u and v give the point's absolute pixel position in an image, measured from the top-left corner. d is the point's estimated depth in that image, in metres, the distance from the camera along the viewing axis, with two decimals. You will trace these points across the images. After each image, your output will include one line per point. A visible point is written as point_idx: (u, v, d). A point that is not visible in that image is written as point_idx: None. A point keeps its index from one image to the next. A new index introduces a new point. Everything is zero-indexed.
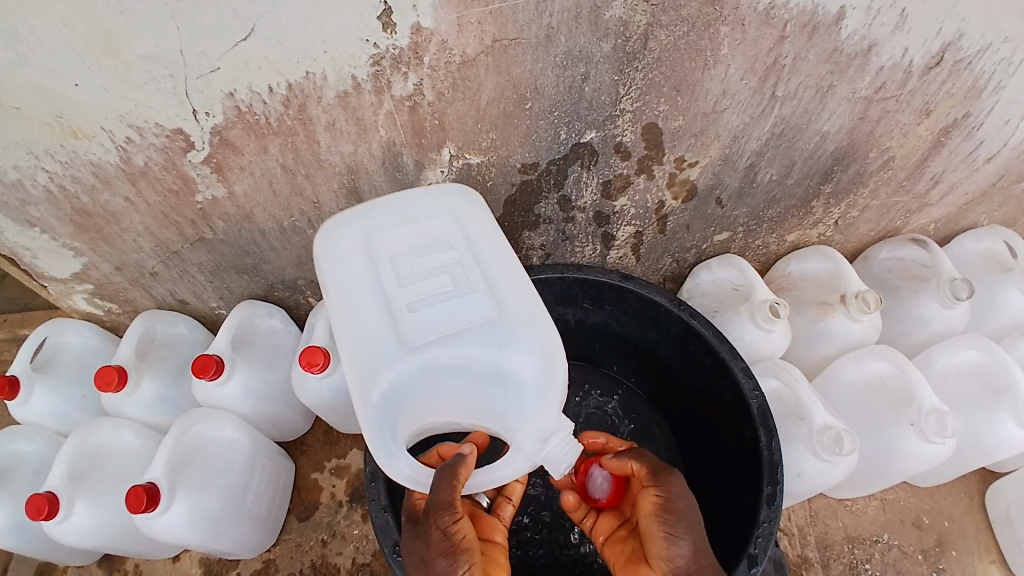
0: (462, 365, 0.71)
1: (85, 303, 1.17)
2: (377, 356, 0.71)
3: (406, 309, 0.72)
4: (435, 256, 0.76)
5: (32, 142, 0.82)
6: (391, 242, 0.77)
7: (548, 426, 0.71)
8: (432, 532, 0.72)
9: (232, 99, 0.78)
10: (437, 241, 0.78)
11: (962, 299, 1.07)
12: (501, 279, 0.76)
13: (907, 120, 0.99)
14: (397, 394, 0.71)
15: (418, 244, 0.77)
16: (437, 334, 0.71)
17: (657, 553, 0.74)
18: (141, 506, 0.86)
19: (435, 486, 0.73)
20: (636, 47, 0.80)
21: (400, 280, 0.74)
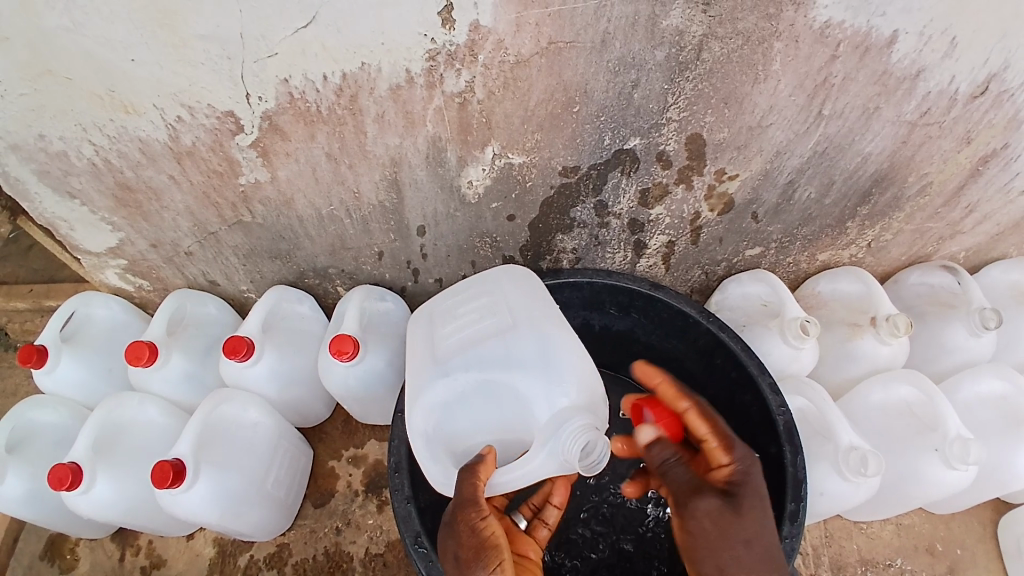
0: (484, 380, 0.78)
1: (117, 278, 1.19)
2: (416, 382, 0.81)
3: (437, 341, 0.82)
4: (468, 298, 0.86)
5: (83, 114, 0.83)
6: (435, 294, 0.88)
7: (561, 417, 0.75)
8: (461, 527, 0.72)
9: (286, 85, 0.79)
10: (478, 292, 0.86)
11: (990, 329, 1.06)
12: (522, 307, 0.83)
13: (949, 147, 0.98)
14: (433, 412, 0.80)
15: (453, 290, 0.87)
16: (459, 353, 0.79)
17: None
18: (166, 481, 0.86)
19: (459, 484, 0.75)
20: (689, 57, 0.80)
21: (436, 321, 0.85)
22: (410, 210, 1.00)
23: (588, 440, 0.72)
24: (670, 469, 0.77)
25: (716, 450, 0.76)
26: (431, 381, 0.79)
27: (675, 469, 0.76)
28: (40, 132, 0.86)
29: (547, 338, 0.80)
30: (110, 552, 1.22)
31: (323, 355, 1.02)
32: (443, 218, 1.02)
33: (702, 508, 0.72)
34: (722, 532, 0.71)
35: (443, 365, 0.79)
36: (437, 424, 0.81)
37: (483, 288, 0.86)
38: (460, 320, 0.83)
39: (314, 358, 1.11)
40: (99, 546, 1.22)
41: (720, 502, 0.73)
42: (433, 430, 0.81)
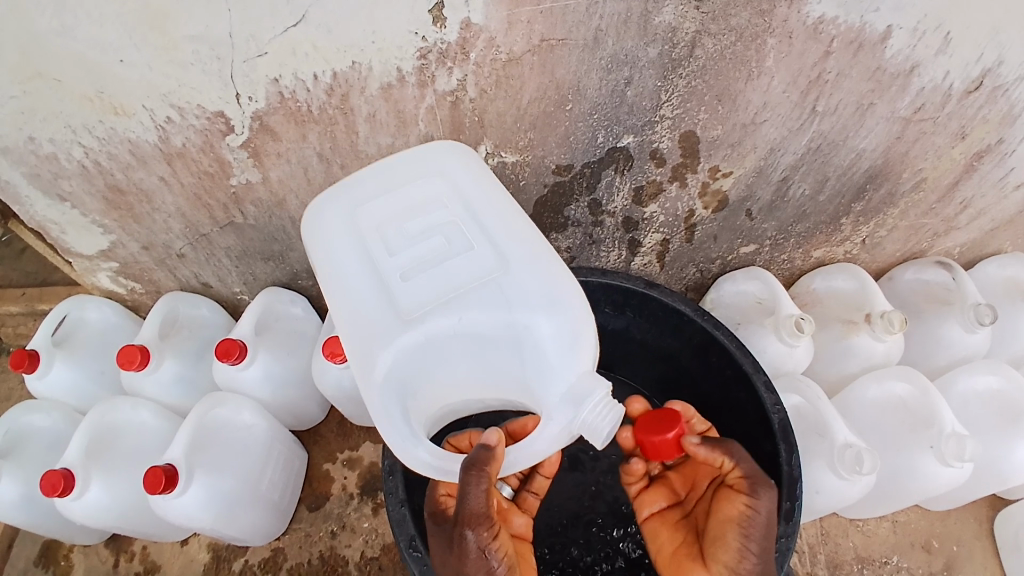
0: (463, 328, 0.66)
1: (108, 281, 1.18)
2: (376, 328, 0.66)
3: (399, 277, 0.68)
4: (420, 213, 0.72)
5: (72, 115, 0.83)
6: (375, 212, 0.72)
7: (577, 391, 0.67)
8: (466, 544, 0.70)
9: (276, 85, 0.78)
10: (428, 198, 0.73)
11: (986, 325, 1.06)
12: (497, 224, 0.71)
13: (942, 143, 0.98)
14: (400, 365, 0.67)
15: (401, 202, 0.72)
16: (436, 296, 0.66)
17: (724, 560, 0.74)
18: (159, 487, 0.86)
19: (466, 493, 0.69)
20: (682, 54, 0.80)
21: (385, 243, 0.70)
22: None
23: (612, 420, 0.66)
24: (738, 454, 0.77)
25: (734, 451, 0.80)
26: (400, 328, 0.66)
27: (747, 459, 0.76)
28: (29, 134, 0.85)
29: (543, 271, 0.69)
30: (104, 557, 1.21)
31: (317, 358, 1.01)
32: None
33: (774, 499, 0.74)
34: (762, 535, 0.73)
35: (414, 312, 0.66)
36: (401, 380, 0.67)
37: (442, 198, 0.73)
38: (419, 248, 0.69)
39: (308, 361, 1.10)
40: (94, 551, 1.22)
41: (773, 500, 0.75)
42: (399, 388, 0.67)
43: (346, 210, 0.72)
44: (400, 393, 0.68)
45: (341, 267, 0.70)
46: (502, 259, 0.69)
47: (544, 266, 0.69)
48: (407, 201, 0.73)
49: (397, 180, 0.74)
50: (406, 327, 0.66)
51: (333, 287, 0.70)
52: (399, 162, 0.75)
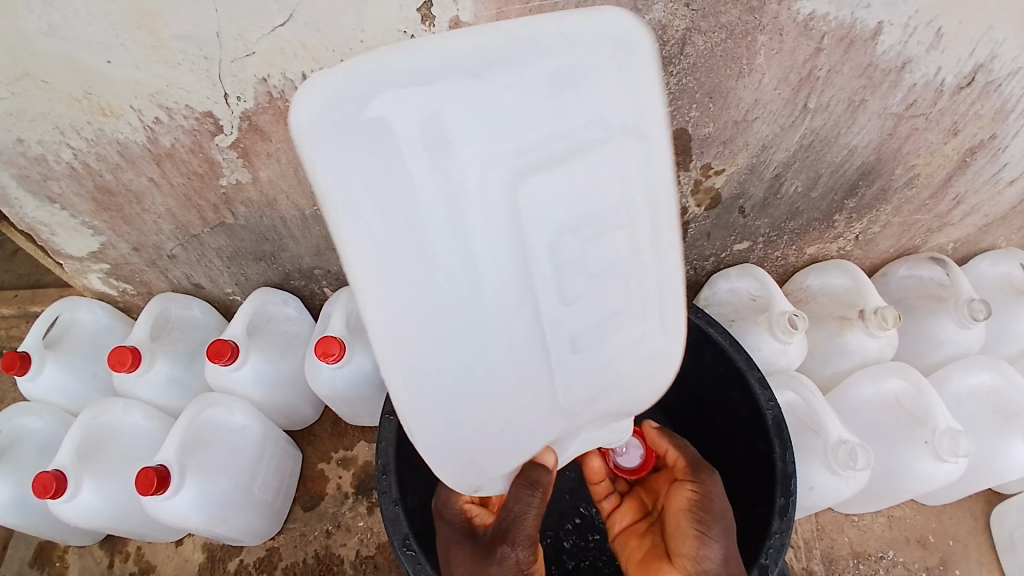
0: (548, 353, 0.59)
1: (100, 282, 1.17)
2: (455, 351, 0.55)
3: (533, 298, 0.55)
4: (588, 193, 0.53)
5: (60, 117, 0.82)
6: (544, 194, 0.51)
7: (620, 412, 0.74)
8: (507, 561, 0.75)
9: (265, 84, 0.78)
10: (552, 160, 0.51)
11: (979, 320, 1.06)
12: (661, 234, 0.59)
13: (935, 139, 0.98)
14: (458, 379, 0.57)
15: (567, 182, 0.52)
16: (586, 340, 0.60)
17: (685, 551, 0.76)
18: (151, 488, 0.85)
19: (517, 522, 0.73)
20: (672, 51, 0.80)
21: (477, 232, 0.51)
22: None
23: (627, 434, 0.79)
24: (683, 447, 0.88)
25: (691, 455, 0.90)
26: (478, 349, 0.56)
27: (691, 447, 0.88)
28: (17, 135, 0.84)
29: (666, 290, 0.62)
30: (99, 558, 1.21)
31: (310, 358, 1.01)
32: None
33: (716, 481, 0.82)
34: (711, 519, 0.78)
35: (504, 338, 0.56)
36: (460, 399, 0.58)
37: (616, 182, 0.54)
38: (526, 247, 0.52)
39: (301, 361, 1.10)
40: (88, 553, 1.21)
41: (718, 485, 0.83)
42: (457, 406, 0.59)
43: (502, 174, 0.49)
44: (462, 413, 0.59)
45: (474, 274, 0.52)
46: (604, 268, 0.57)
47: (646, 274, 0.60)
48: (579, 175, 0.52)
49: (567, 111, 0.50)
50: (545, 373, 0.60)
51: (400, 283, 0.51)
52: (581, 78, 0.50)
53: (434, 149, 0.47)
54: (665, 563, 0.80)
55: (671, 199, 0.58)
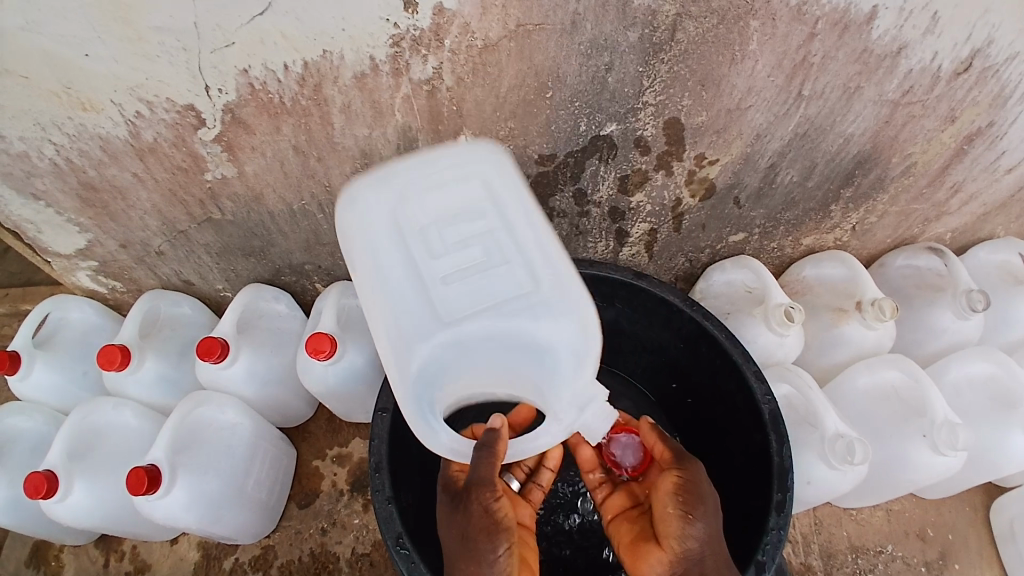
0: (440, 314, 0.66)
1: (89, 280, 1.16)
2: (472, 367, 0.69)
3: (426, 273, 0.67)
4: (462, 214, 0.69)
5: (40, 112, 0.80)
6: (419, 211, 0.69)
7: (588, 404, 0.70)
8: (471, 505, 0.77)
9: (246, 76, 0.76)
10: (459, 210, 0.70)
11: (978, 310, 1.05)
12: (507, 209, 0.70)
13: (932, 126, 0.96)
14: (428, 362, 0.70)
15: (462, 217, 0.69)
16: (472, 303, 0.66)
17: (671, 532, 0.77)
18: (142, 487, 0.84)
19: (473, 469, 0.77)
20: (663, 38, 0.78)
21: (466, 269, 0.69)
22: None
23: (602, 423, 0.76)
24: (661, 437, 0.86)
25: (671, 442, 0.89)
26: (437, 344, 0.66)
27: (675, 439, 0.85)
28: None
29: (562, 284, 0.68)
30: (93, 557, 1.20)
31: (301, 354, 0.99)
32: None
33: (701, 468, 0.82)
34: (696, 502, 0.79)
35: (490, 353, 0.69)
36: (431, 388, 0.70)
37: (480, 199, 0.70)
38: (438, 242, 0.68)
39: (292, 358, 1.09)
40: (83, 552, 1.20)
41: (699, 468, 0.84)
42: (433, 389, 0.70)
43: (395, 195, 0.69)
44: (426, 389, 0.69)
45: (386, 269, 0.68)
46: (533, 270, 0.68)
47: (555, 276, 0.68)
48: (451, 203, 0.70)
49: (461, 188, 0.70)
50: (440, 327, 0.66)
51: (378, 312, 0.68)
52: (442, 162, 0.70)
53: (389, 180, 0.70)
54: (654, 545, 0.80)
55: (535, 241, 0.68)
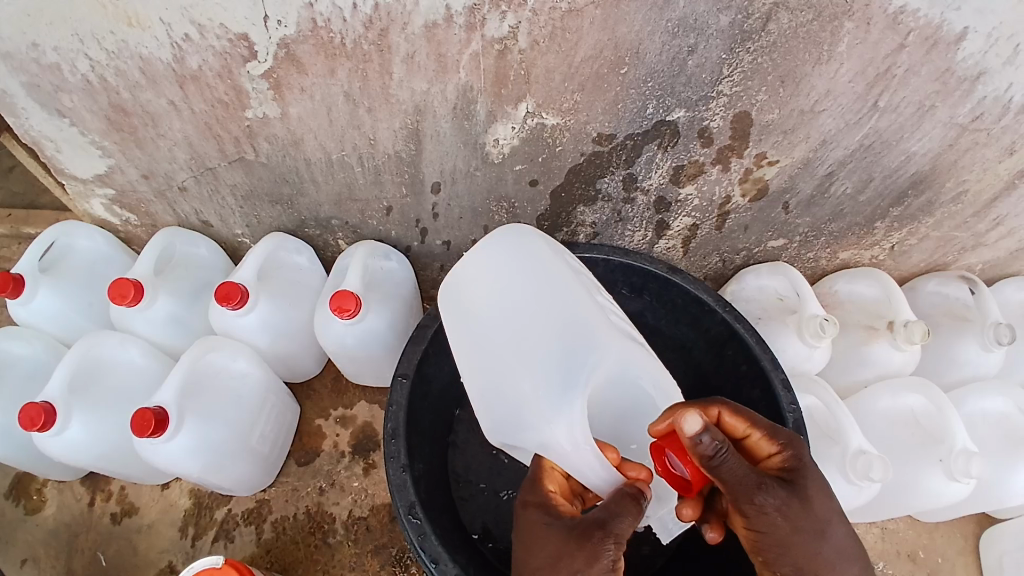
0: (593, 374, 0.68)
1: (101, 208, 1.11)
2: (473, 327, 0.73)
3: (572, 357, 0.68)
4: (502, 309, 0.71)
5: (80, 22, 0.75)
6: (482, 295, 0.73)
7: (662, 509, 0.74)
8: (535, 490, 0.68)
9: (310, 10, 0.71)
10: (485, 293, 0.73)
11: (1003, 345, 1.04)
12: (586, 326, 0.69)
13: (992, 156, 0.94)
14: (571, 387, 0.66)
15: (488, 298, 0.72)
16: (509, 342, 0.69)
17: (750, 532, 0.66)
18: (148, 430, 0.81)
19: (613, 515, 0.61)
20: (754, 26, 0.74)
21: (517, 321, 0.70)
22: (427, 164, 0.93)
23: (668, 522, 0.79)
24: (730, 468, 0.61)
25: (762, 442, 0.69)
26: (527, 407, 0.67)
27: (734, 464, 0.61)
28: (32, 39, 0.78)
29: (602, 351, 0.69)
30: (79, 495, 1.16)
31: (322, 309, 0.96)
32: (462, 176, 0.95)
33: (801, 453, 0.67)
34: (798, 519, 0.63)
35: (482, 326, 0.72)
36: (504, 425, 0.71)
37: (529, 272, 0.73)
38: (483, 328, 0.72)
39: (308, 313, 1.05)
40: (68, 489, 1.17)
41: (809, 466, 0.66)
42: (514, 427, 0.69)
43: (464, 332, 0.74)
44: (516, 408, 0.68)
45: (501, 373, 0.69)
46: (573, 328, 0.69)
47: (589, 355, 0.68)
48: (523, 284, 0.72)
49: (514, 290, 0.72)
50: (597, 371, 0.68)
51: (479, 377, 0.72)
52: (508, 261, 0.73)
53: (464, 310, 0.74)
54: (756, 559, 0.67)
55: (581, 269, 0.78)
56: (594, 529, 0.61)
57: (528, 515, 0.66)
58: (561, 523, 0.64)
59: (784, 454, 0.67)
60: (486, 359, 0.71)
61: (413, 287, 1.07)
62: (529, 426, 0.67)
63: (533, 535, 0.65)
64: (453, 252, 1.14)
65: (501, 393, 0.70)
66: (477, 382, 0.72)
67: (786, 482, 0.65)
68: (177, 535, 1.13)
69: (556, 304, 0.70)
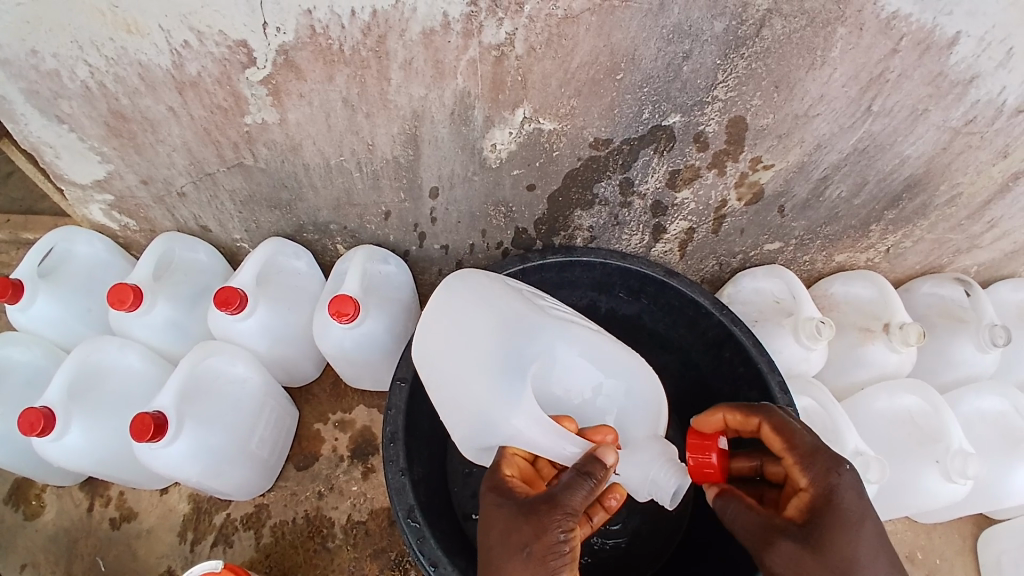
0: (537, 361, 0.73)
1: (100, 214, 1.11)
2: (423, 339, 0.76)
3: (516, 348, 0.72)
4: (445, 321, 0.75)
5: (79, 29, 0.75)
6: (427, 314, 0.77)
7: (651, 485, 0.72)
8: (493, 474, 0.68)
9: (308, 17, 0.71)
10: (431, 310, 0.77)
11: (998, 346, 1.04)
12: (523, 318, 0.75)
13: (985, 159, 0.95)
14: (521, 376, 0.71)
15: (434, 314, 0.76)
16: (456, 349, 0.73)
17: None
18: (147, 435, 0.81)
19: (565, 488, 0.61)
20: (748, 32, 0.75)
21: (462, 327, 0.74)
22: (425, 168, 0.94)
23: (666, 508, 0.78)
24: (739, 523, 0.67)
25: (797, 471, 0.66)
26: (483, 403, 0.71)
27: (742, 521, 0.67)
28: (32, 46, 0.78)
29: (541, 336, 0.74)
30: (78, 500, 1.16)
31: (320, 313, 0.96)
32: (459, 181, 0.96)
33: (834, 489, 0.63)
34: (811, 574, 0.60)
35: (434, 341, 0.75)
36: (472, 430, 0.74)
37: (469, 282, 0.77)
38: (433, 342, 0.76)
39: (306, 318, 1.05)
40: (67, 494, 1.17)
41: (835, 513, 0.62)
42: (478, 429, 0.72)
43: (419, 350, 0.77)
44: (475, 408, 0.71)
45: (455, 380, 0.73)
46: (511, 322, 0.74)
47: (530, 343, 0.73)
48: (463, 295, 0.76)
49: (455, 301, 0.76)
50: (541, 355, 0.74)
51: (441, 389, 0.75)
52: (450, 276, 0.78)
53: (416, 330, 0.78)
54: None
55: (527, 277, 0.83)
56: (543, 504, 0.61)
57: (485, 497, 0.66)
58: (513, 501, 0.63)
59: (811, 493, 0.65)
60: (442, 371, 0.74)
61: (412, 291, 1.08)
62: (491, 421, 0.71)
63: (489, 517, 0.64)
64: (451, 256, 1.14)
65: (461, 399, 0.73)
66: (440, 394, 0.75)
67: (803, 532, 0.63)
68: (176, 540, 1.13)
69: (494, 304, 0.75)
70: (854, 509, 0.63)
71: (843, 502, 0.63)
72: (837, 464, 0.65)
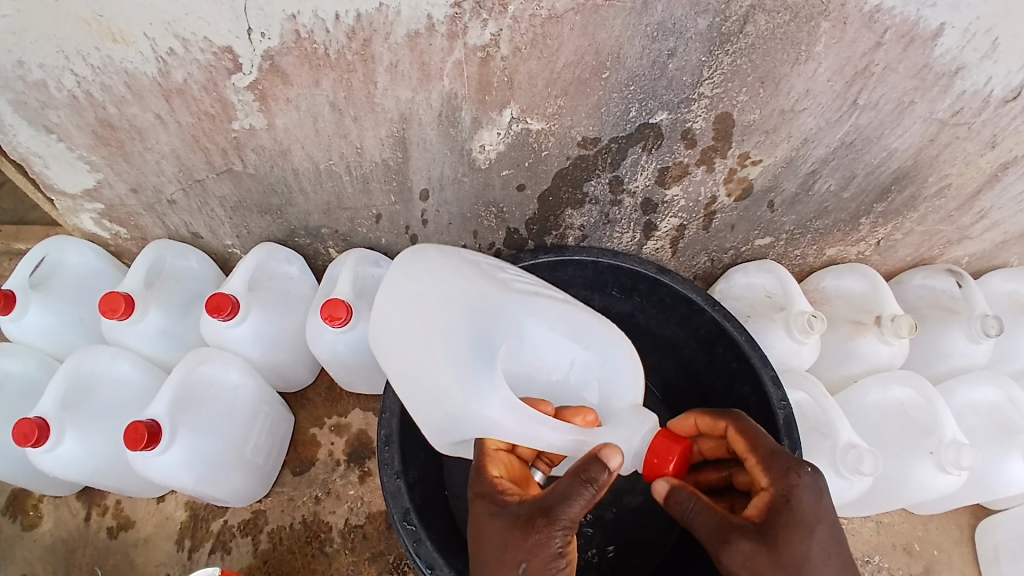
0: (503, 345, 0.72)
1: (91, 223, 1.11)
2: (385, 341, 0.75)
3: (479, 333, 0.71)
4: (405, 310, 0.73)
5: (64, 39, 0.75)
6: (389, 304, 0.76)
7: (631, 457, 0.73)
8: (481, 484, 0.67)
9: (293, 22, 0.72)
10: (392, 301, 0.75)
11: (991, 336, 1.05)
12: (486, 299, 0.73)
13: (973, 150, 0.95)
14: (488, 363, 0.69)
15: (395, 303, 0.75)
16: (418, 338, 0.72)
17: None
18: (141, 444, 0.81)
19: (562, 499, 0.60)
20: (732, 29, 0.75)
21: (423, 315, 0.72)
22: (414, 171, 0.94)
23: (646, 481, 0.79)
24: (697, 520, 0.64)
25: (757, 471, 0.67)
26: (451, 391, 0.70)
27: (699, 516, 0.64)
28: (17, 57, 0.78)
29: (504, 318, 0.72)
30: (75, 510, 1.16)
31: (313, 318, 0.96)
32: (449, 182, 0.96)
33: (795, 491, 0.63)
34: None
35: (396, 331, 0.74)
36: (442, 421, 0.73)
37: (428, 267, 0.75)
38: (394, 335, 0.74)
39: (299, 323, 1.05)
40: (64, 504, 1.16)
41: (795, 511, 0.62)
42: (451, 422, 0.72)
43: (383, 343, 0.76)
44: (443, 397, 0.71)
45: (420, 371, 0.72)
46: (473, 306, 0.72)
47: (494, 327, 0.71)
48: (422, 283, 0.75)
49: (415, 289, 0.74)
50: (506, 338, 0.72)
51: (406, 382, 0.74)
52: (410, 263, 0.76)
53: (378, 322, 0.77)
54: None
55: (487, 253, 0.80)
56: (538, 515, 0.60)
57: (476, 505, 0.66)
58: (506, 511, 0.63)
59: (770, 492, 0.64)
60: (406, 362, 0.73)
61: None
62: (461, 410, 0.70)
63: (481, 527, 0.64)
64: None
65: (428, 389, 0.72)
66: (406, 386, 0.75)
67: (761, 529, 0.62)
68: (174, 548, 1.13)
69: (454, 287, 0.73)
70: (811, 510, 0.62)
71: (801, 503, 0.62)
72: (796, 466, 0.65)
